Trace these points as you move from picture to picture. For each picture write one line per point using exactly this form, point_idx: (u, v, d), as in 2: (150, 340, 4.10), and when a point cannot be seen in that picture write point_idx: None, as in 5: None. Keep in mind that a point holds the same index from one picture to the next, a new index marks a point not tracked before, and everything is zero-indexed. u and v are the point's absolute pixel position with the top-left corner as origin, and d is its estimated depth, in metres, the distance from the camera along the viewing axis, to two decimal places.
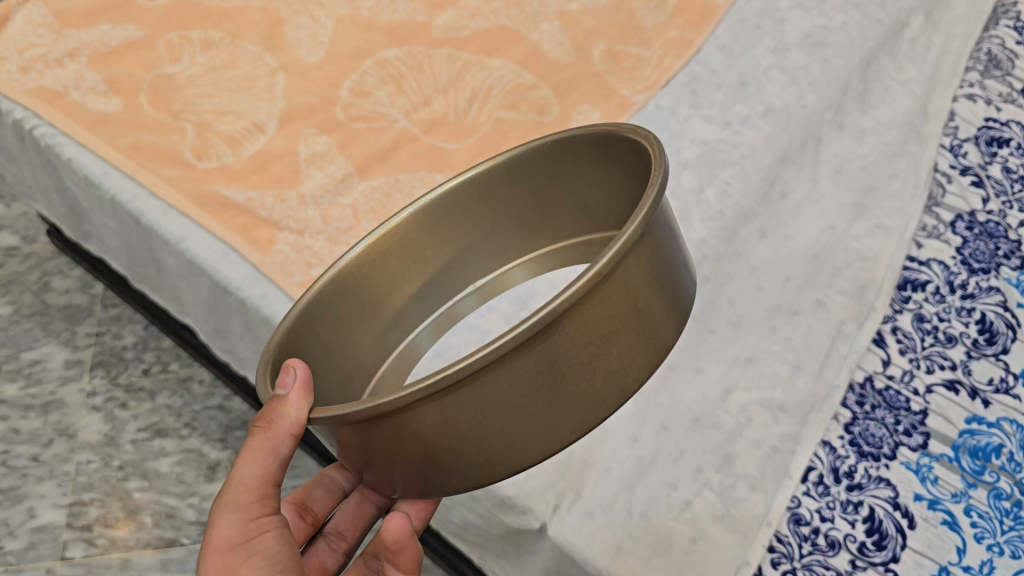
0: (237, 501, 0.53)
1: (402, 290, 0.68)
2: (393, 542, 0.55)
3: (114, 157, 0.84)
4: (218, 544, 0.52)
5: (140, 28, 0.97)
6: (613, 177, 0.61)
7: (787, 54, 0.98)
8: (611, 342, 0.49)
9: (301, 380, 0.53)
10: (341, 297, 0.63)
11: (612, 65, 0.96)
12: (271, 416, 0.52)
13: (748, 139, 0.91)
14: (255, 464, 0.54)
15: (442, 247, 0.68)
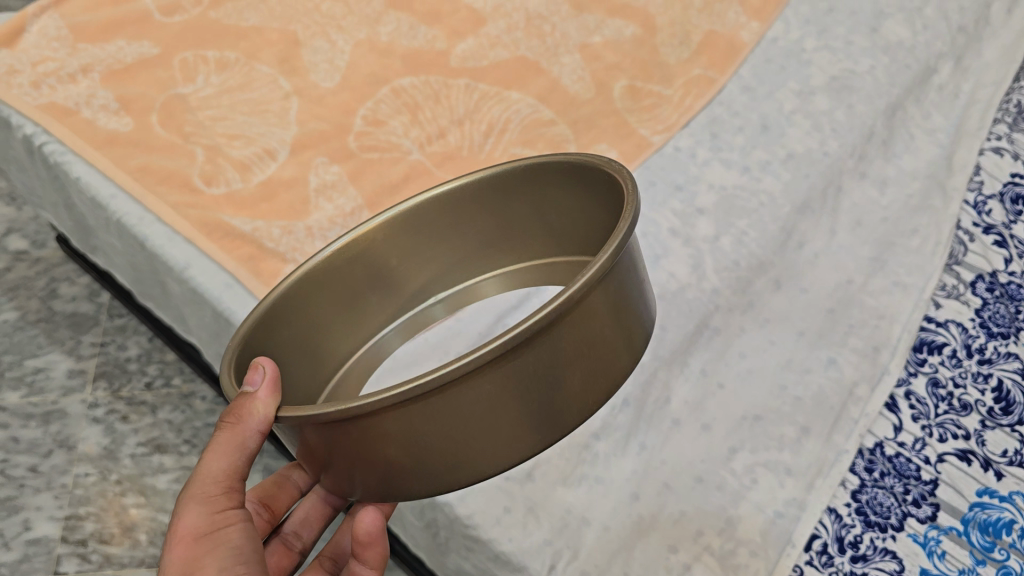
0: (204, 494, 0.52)
1: (367, 296, 0.67)
2: (365, 535, 0.60)
3: (122, 179, 0.83)
4: (183, 536, 0.51)
5: (156, 45, 0.96)
6: (585, 205, 0.61)
7: (811, 98, 0.96)
8: (577, 368, 0.48)
9: (270, 377, 0.52)
10: (305, 298, 0.62)
11: (633, 103, 0.94)
12: (240, 411, 0.50)
13: (767, 186, 0.89)
14: (222, 458, 0.52)
15: (410, 257, 0.67)
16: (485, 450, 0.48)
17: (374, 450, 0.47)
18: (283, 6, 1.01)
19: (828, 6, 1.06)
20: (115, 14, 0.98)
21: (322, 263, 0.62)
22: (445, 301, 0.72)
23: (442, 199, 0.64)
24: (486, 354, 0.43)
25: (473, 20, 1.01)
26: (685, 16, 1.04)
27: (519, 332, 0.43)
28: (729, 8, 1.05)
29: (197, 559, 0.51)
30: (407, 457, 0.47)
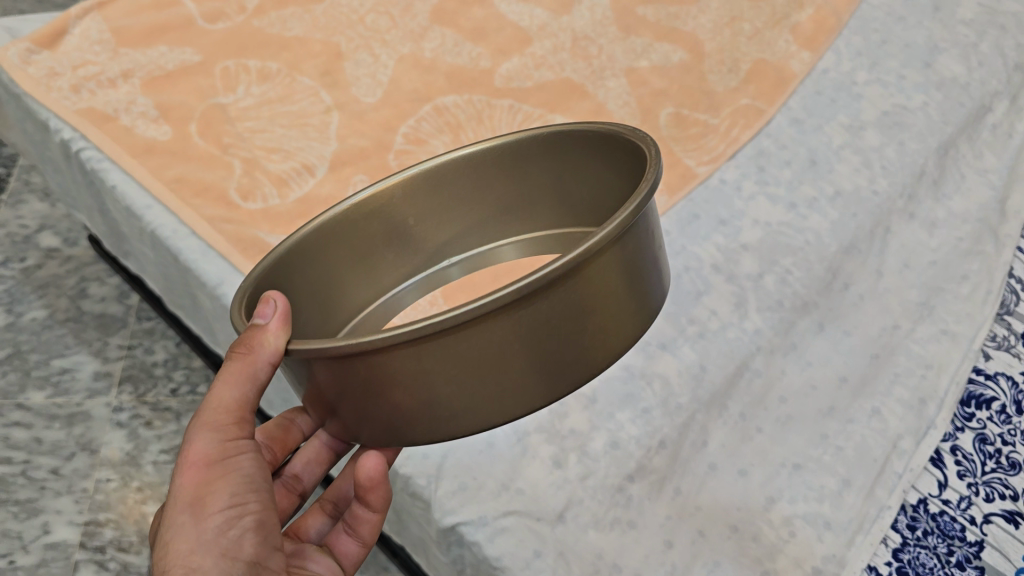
0: (215, 422, 0.55)
1: (380, 251, 0.70)
2: (367, 479, 0.62)
3: (158, 189, 0.83)
4: (194, 461, 0.53)
5: (198, 52, 0.95)
6: (598, 170, 0.65)
7: (861, 133, 0.94)
8: (578, 327, 0.53)
9: (280, 312, 0.55)
10: (322, 245, 0.65)
11: (679, 131, 0.92)
12: (252, 341, 0.53)
13: (813, 223, 0.87)
14: (233, 388, 0.55)
15: (426, 216, 0.70)
16: (488, 391, 0.53)
17: (385, 387, 0.52)
18: (327, 17, 1.00)
19: (881, 38, 1.03)
20: (158, 19, 0.97)
21: (341, 214, 0.66)
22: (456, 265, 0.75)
23: (464, 160, 0.68)
24: (499, 298, 0.48)
25: (518, 38, 1.00)
26: (734, 43, 1.01)
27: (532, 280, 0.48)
28: (780, 36, 1.02)
29: (209, 482, 0.53)
30: (415, 393, 0.52)
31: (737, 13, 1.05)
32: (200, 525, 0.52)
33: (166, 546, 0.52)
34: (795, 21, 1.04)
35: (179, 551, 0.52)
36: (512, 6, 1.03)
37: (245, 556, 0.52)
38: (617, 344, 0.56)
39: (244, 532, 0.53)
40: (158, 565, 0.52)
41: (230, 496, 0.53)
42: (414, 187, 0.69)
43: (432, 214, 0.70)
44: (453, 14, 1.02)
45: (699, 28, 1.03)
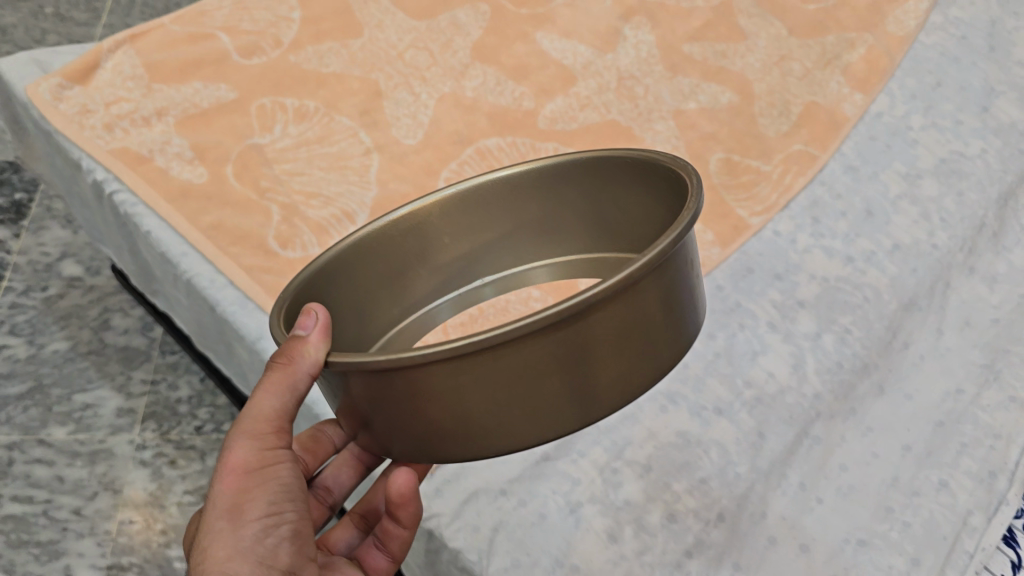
0: (254, 430, 0.53)
1: (413, 267, 0.65)
2: (398, 496, 0.60)
3: (195, 236, 0.80)
4: (232, 469, 0.52)
5: (234, 89, 0.92)
6: (642, 196, 0.60)
7: (918, 182, 0.91)
8: (622, 350, 0.49)
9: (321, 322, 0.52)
10: (355, 261, 0.61)
11: (730, 179, 0.89)
12: (292, 353, 0.50)
13: (872, 279, 0.83)
14: (273, 397, 0.53)
15: (462, 234, 0.65)
16: (524, 414, 0.49)
17: (418, 402, 0.48)
18: (365, 51, 0.97)
19: (936, 79, 1.00)
20: (193, 53, 0.94)
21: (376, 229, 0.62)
22: (491, 284, 0.69)
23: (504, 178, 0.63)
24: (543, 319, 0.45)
25: (562, 77, 0.97)
26: (785, 84, 0.98)
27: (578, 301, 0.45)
28: (832, 77, 0.99)
29: (247, 492, 0.52)
30: (448, 411, 0.49)
31: (787, 52, 1.01)
32: (236, 535, 0.51)
33: (201, 551, 0.51)
34: (846, 62, 1.00)
35: (215, 559, 0.51)
36: (554, 43, 0.99)
37: (281, 566, 0.52)
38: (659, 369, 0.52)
39: (280, 541, 0.52)
40: (192, 568, 0.51)
41: (267, 505, 0.52)
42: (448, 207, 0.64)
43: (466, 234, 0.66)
44: (495, 49, 0.98)
45: (748, 67, 1.00)
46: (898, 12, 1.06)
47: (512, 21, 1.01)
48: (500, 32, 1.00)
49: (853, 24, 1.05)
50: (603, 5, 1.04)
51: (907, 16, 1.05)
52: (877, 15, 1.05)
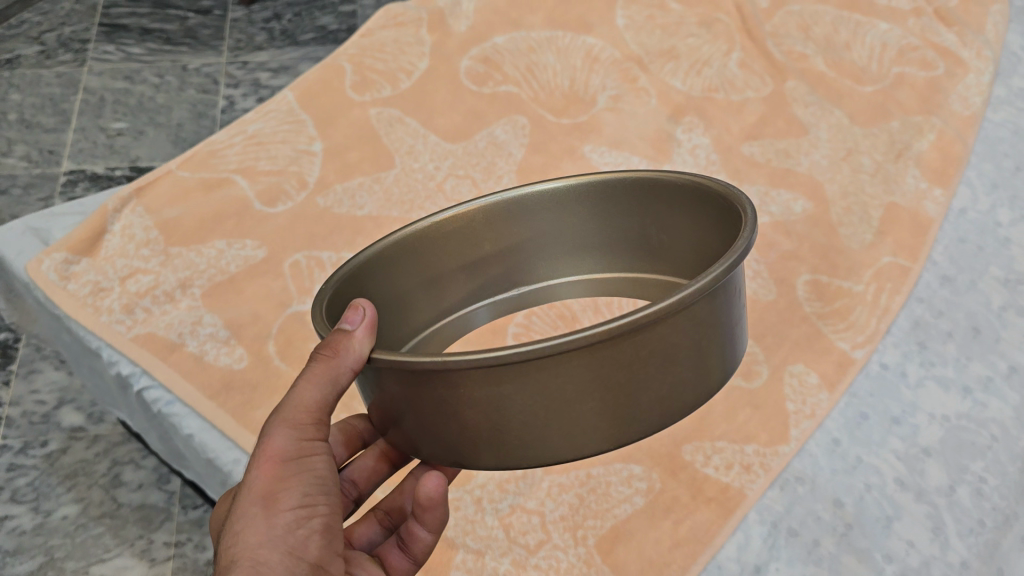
0: (294, 420, 0.46)
1: (447, 271, 0.59)
2: (427, 499, 0.51)
3: (244, 439, 0.68)
4: (269, 459, 0.45)
5: (261, 245, 0.82)
6: (701, 227, 0.54)
7: (1020, 288, 0.84)
8: (668, 373, 0.44)
9: (368, 316, 0.46)
10: (390, 260, 0.55)
11: (822, 304, 0.82)
12: (337, 342, 0.44)
13: (995, 411, 0.76)
14: (313, 387, 0.45)
15: (502, 244, 0.59)
16: (562, 435, 0.44)
17: (452, 412, 0.43)
18: (400, 186, 0.86)
19: (1014, 163, 0.93)
20: (209, 206, 0.84)
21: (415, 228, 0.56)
22: (524, 300, 0.63)
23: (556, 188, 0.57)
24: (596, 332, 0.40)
25: None
26: (858, 183, 0.91)
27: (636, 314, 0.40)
28: (906, 170, 0.92)
29: (284, 483, 0.44)
30: (482, 423, 0.43)
31: (853, 144, 0.94)
32: (270, 529, 0.43)
33: (230, 541, 0.43)
34: (918, 151, 0.93)
35: (244, 552, 0.42)
36: (605, 156, 0.90)
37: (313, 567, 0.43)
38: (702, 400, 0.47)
39: (314, 541, 0.44)
40: (218, 560, 0.43)
41: (303, 496, 0.44)
42: (490, 215, 0.58)
43: (508, 244, 0.59)
44: (543, 170, 0.88)
45: (815, 165, 0.92)
46: (959, 88, 0.99)
47: (555, 133, 0.92)
48: (545, 150, 0.90)
49: (915, 105, 0.98)
50: (649, 105, 0.95)
51: (969, 92, 0.99)
52: (938, 93, 0.99)
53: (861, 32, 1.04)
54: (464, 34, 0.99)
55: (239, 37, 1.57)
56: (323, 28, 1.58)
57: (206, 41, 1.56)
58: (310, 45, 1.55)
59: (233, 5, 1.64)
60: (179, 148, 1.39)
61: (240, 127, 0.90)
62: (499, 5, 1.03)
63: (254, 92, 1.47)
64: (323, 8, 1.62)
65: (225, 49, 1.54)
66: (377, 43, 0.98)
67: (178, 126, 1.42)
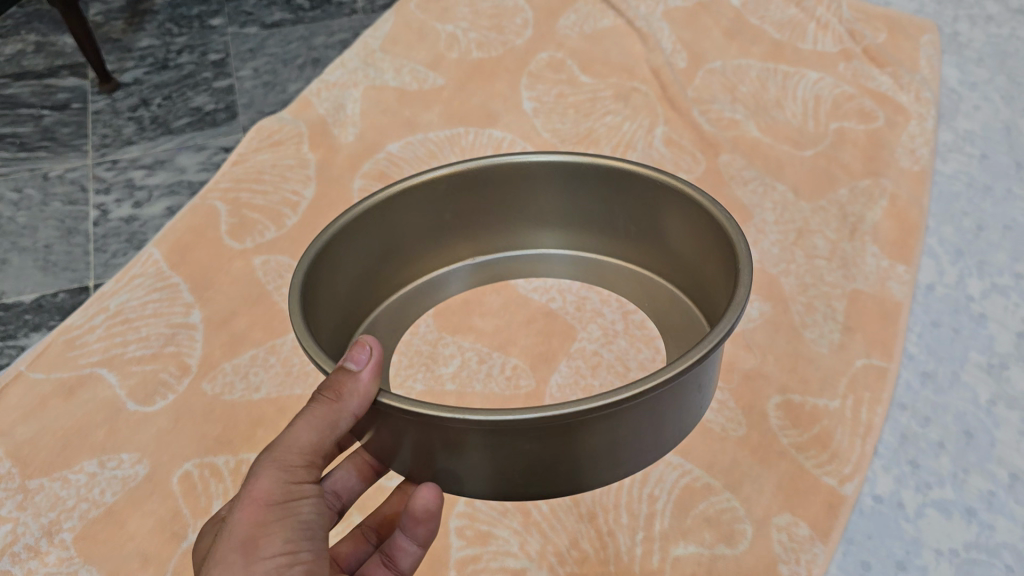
0: (284, 461, 0.50)
1: (449, 241, 0.80)
2: (422, 511, 0.59)
3: None
4: (256, 497, 0.48)
5: (142, 458, 0.67)
6: (691, 221, 0.70)
7: (1006, 374, 0.76)
8: (642, 435, 0.59)
9: (373, 359, 0.53)
10: (394, 214, 0.74)
11: (799, 433, 0.73)
12: (340, 387, 0.52)
13: (1005, 535, 0.67)
14: (309, 430, 0.51)
15: (473, 213, 0.79)
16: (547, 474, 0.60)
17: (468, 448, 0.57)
18: (300, 355, 0.74)
19: (975, 222, 0.86)
20: (74, 416, 0.69)
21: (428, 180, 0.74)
22: (500, 263, 0.83)
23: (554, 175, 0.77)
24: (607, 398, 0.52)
25: (558, 332, 0.77)
26: (814, 271, 0.82)
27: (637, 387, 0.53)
28: (864, 248, 0.83)
29: (266, 522, 0.48)
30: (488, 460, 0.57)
31: (803, 224, 0.85)
32: (249, 566, 0.46)
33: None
34: (872, 222, 0.85)
35: None
36: (531, 282, 0.82)
37: None
38: (665, 445, 0.63)
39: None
40: None
41: (284, 542, 0.48)
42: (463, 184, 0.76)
43: (484, 208, 0.79)
44: (465, 308, 0.80)
45: (764, 256, 0.83)
46: (904, 139, 0.91)
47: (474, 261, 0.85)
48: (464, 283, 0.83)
49: (860, 166, 0.89)
50: None
51: (914, 142, 0.90)
52: (883, 149, 0.90)
53: (790, 85, 0.95)
54: (354, 147, 0.87)
55: (108, 132, 1.37)
56: (200, 109, 1.39)
57: (68, 140, 1.35)
58: (187, 130, 1.36)
59: (93, 93, 1.45)
60: (50, 275, 1.13)
61: (100, 304, 0.76)
62: (388, 104, 0.91)
63: (129, 196, 1.25)
64: (197, 86, 1.44)
65: (91, 148, 1.33)
66: (253, 170, 0.85)
67: (44, 248, 1.17)
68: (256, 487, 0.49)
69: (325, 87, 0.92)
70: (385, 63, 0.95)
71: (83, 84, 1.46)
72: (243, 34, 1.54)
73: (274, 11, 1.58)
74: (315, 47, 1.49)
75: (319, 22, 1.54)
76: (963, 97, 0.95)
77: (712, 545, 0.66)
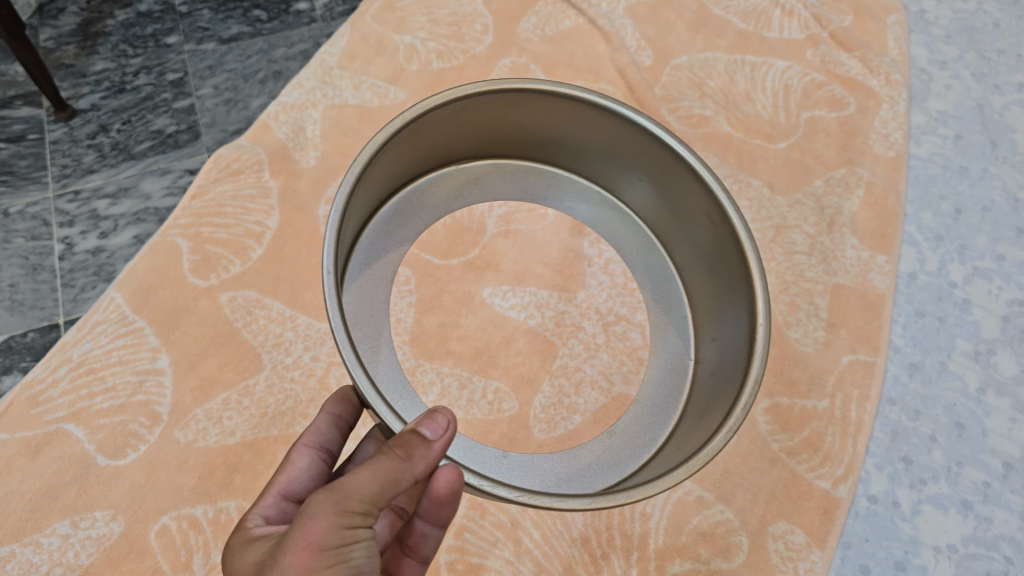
0: (342, 504, 0.45)
1: (530, 144, 0.76)
2: (445, 496, 0.50)
3: None
4: (309, 539, 0.43)
5: (115, 515, 0.68)
6: (732, 243, 0.64)
7: (994, 360, 0.77)
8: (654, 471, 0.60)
9: (446, 431, 0.51)
10: (490, 103, 0.68)
11: (791, 437, 0.72)
12: (408, 446, 0.49)
13: (1003, 527, 0.70)
14: (372, 479, 0.47)
15: (533, 129, 0.73)
16: None
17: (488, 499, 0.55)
18: (274, 394, 0.73)
19: (953, 205, 0.85)
20: (42, 477, 0.70)
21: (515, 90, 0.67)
22: (537, 171, 0.79)
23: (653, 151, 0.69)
24: (580, 504, 0.50)
25: (538, 349, 0.75)
26: (794, 268, 0.80)
27: (609, 501, 0.51)
28: (843, 240, 0.82)
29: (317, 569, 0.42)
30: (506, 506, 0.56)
31: (779, 220, 0.83)
32: None
33: None
34: (849, 214, 0.83)
35: None
36: (509, 298, 0.78)
37: None
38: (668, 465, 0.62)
39: None
40: None
41: None
42: (530, 105, 0.70)
43: (545, 125, 0.72)
44: (441, 332, 0.75)
45: None
46: (877, 125, 0.89)
47: (447, 278, 0.78)
48: (438, 306, 0.77)
49: (834, 156, 0.87)
50: (546, 220, 0.82)
51: (887, 127, 0.89)
52: (856, 136, 0.88)
53: (758, 76, 0.92)
54: (317, 171, 0.85)
55: (63, 161, 1.13)
56: (161, 133, 1.15)
57: (20, 174, 1.11)
58: (148, 156, 1.13)
59: (48, 121, 1.16)
60: (12, 316, 1.01)
61: (63, 354, 0.74)
62: (350, 124, 0.88)
63: (95, 228, 1.08)
64: (153, 106, 1.16)
65: (49, 178, 1.11)
66: (213, 203, 0.82)
67: (8, 288, 1.03)
68: (313, 524, 0.43)
69: (283, 110, 0.88)
70: (343, 80, 0.91)
71: (38, 112, 1.16)
72: (200, 46, 1.21)
73: (233, 17, 1.23)
74: (277, 59, 1.21)
75: (281, 30, 1.22)
76: (933, 77, 0.93)
77: (708, 560, 0.67)
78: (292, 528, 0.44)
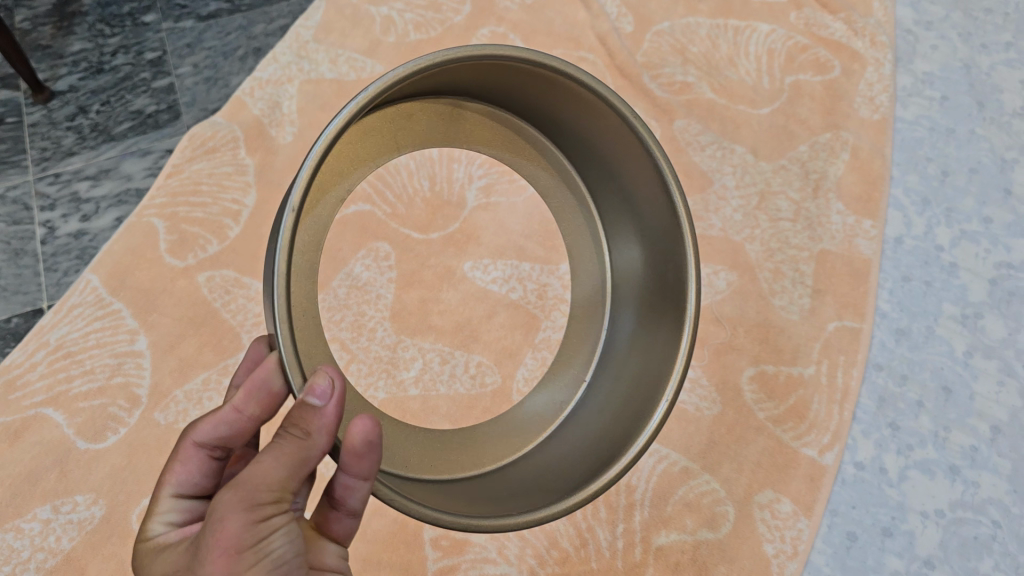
0: (248, 501, 0.45)
1: (541, 113, 0.65)
2: (353, 452, 0.48)
3: None
4: (224, 545, 0.44)
5: (96, 499, 0.70)
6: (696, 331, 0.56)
7: (981, 324, 0.77)
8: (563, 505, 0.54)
9: (334, 389, 0.48)
10: (511, 70, 0.58)
11: (776, 405, 0.72)
12: (303, 420, 0.47)
13: (990, 490, 0.71)
14: (275, 466, 0.46)
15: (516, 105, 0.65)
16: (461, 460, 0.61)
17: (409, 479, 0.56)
18: None
19: (940, 167, 0.83)
20: (21, 462, 0.71)
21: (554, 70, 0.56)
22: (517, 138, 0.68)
23: (647, 166, 0.59)
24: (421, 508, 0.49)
25: (521, 323, 0.75)
26: (780, 235, 0.79)
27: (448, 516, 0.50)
28: (828, 206, 0.80)
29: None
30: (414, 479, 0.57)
31: (764, 185, 0.81)
32: None
33: None
34: (835, 178, 0.82)
35: None
36: (490, 271, 0.77)
37: None
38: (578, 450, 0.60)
39: None
40: None
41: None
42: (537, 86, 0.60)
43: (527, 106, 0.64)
44: (422, 307, 0.75)
45: (727, 223, 0.79)
46: (862, 87, 0.85)
47: (428, 252, 0.77)
48: (418, 281, 0.76)
49: (819, 121, 0.84)
50: (527, 190, 0.80)
51: (873, 90, 0.85)
52: (841, 100, 0.85)
53: (741, 41, 0.87)
54: (293, 149, 0.83)
55: (42, 143, 1.09)
56: (140, 113, 1.11)
57: None
58: (128, 137, 1.10)
59: (25, 104, 1.11)
60: None
61: (39, 339, 0.74)
62: (326, 98, 0.85)
63: (76, 211, 1.06)
64: (132, 85, 1.12)
65: (28, 161, 1.08)
66: (189, 181, 0.80)
67: None
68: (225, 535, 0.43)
69: (258, 85, 0.85)
70: (320, 54, 0.88)
71: (14, 95, 1.11)
72: (178, 24, 1.15)
73: None
74: (257, 36, 1.15)
75: (260, 6, 1.16)
76: (919, 38, 0.89)
77: (694, 530, 0.69)
78: (206, 529, 0.45)
